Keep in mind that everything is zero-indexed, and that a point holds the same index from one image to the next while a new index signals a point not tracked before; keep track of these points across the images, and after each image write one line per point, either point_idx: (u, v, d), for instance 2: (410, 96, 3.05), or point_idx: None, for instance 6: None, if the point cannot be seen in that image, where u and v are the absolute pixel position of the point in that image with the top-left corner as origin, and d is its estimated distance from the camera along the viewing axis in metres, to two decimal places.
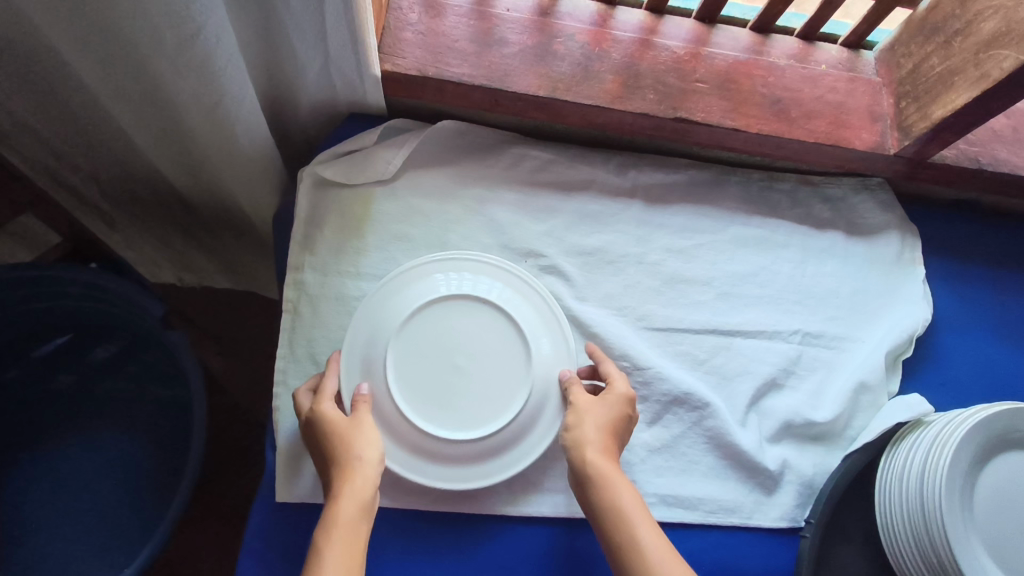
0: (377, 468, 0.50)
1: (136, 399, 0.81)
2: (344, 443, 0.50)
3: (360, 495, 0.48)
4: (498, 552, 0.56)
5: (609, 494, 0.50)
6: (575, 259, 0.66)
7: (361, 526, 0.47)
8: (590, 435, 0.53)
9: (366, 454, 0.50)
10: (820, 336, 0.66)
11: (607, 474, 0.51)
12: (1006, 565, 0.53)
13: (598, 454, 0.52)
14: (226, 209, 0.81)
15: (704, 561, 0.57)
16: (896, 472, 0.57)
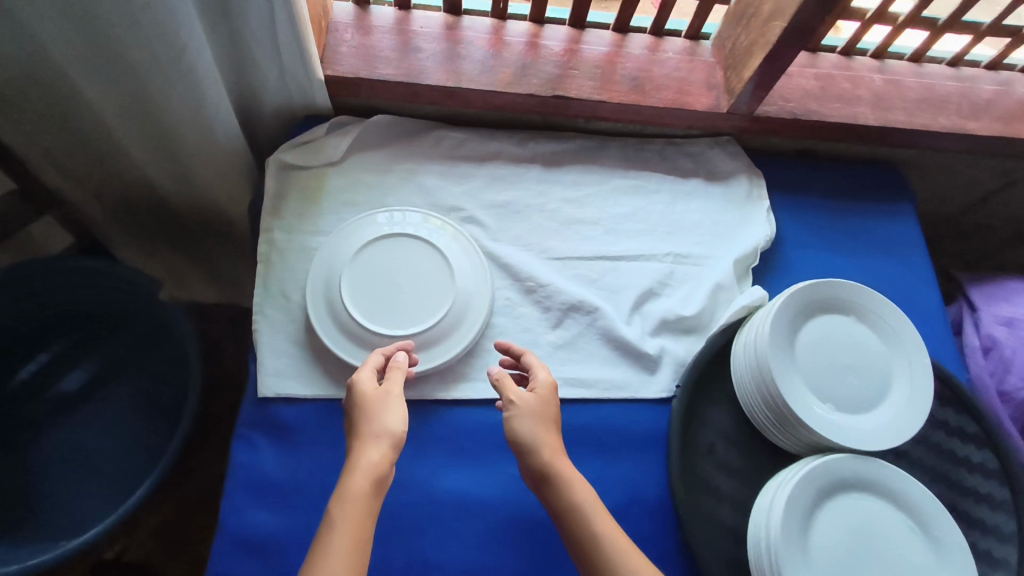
0: (393, 447, 0.57)
1: (139, 372, 0.95)
2: (372, 418, 0.59)
3: (378, 470, 0.55)
4: (444, 426, 0.72)
5: (571, 495, 0.57)
6: (489, 211, 0.84)
7: (375, 499, 0.54)
8: (545, 437, 0.61)
9: (388, 431, 0.58)
10: (688, 256, 0.84)
11: (568, 479, 0.58)
12: (827, 396, 0.69)
13: (554, 459, 0.60)
14: (208, 210, 0.97)
15: (600, 424, 0.74)
16: (741, 340, 0.74)
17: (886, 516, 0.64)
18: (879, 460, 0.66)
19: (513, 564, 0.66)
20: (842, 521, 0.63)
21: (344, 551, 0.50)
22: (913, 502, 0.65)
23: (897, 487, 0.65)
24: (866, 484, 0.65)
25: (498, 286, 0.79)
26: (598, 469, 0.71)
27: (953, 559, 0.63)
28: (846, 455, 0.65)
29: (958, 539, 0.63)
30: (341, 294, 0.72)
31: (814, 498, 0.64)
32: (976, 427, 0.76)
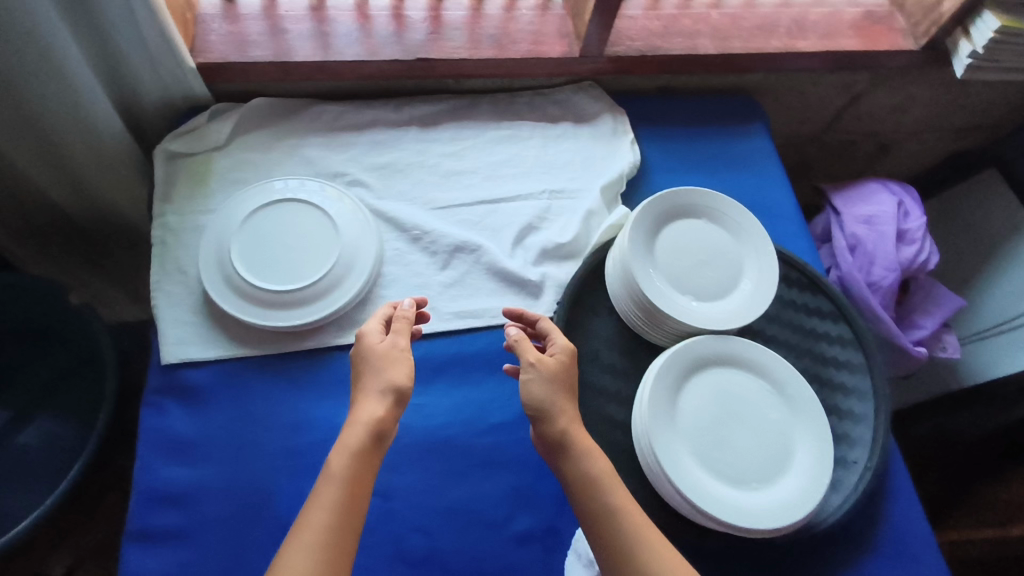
0: (393, 404, 0.62)
1: (55, 381, 0.95)
2: (380, 371, 0.63)
3: (377, 421, 0.60)
4: (346, 369, 0.76)
5: (581, 464, 0.61)
6: (372, 172, 0.90)
7: (371, 453, 0.59)
8: (557, 402, 0.64)
9: (392, 388, 0.62)
10: (563, 191, 0.90)
11: (582, 448, 0.62)
12: (683, 289, 0.77)
13: (569, 426, 0.63)
14: (110, 219, 0.99)
15: (493, 349, 0.79)
16: (611, 255, 0.80)
17: (745, 384, 0.72)
18: (734, 338, 0.73)
19: (419, 483, 0.70)
20: (706, 393, 0.70)
21: (332, 499, 0.55)
22: (769, 369, 0.73)
23: (754, 358, 0.73)
24: (725, 359, 0.73)
25: (387, 239, 0.84)
26: (495, 388, 0.77)
27: (804, 412, 0.71)
28: (704, 337, 0.72)
29: (807, 395, 0.71)
30: (233, 259, 0.77)
31: (679, 377, 0.71)
32: (831, 306, 0.84)
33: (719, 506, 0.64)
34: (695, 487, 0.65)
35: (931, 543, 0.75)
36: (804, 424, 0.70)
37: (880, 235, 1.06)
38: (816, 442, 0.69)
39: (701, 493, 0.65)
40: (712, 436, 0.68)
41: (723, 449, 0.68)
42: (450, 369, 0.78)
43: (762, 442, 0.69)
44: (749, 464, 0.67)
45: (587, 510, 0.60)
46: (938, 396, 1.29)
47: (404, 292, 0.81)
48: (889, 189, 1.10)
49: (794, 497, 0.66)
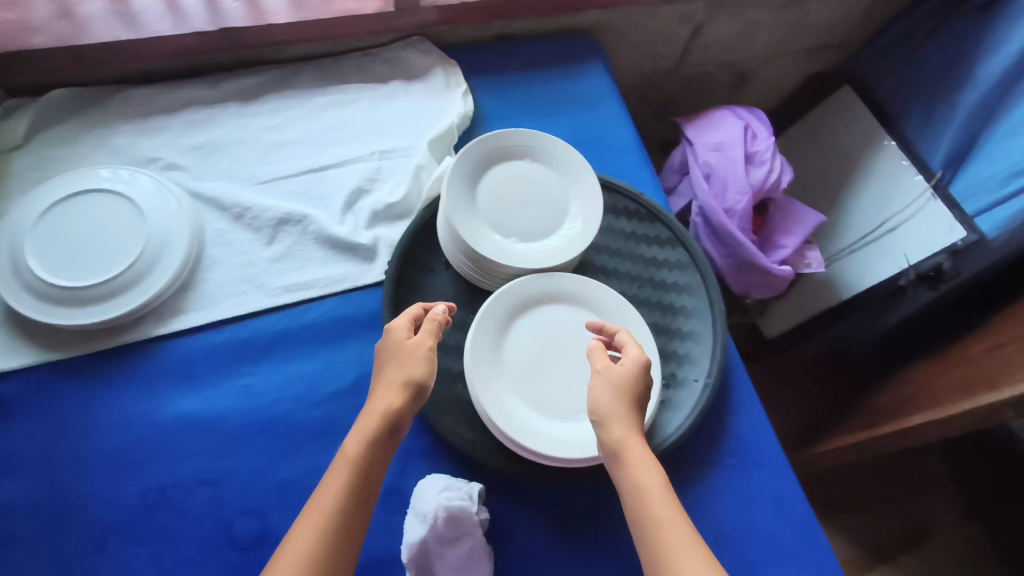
0: (410, 397, 0.58)
1: None
2: (394, 364, 0.60)
3: (389, 412, 0.57)
4: (167, 360, 0.73)
5: (634, 474, 0.55)
6: (189, 154, 0.85)
7: (383, 444, 0.56)
8: (612, 410, 0.58)
9: (409, 384, 0.58)
10: (393, 151, 0.88)
11: (637, 456, 0.56)
12: (511, 232, 0.75)
13: (623, 431, 0.57)
14: None
15: (325, 319, 0.77)
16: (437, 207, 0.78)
17: (573, 319, 0.72)
18: (559, 274, 0.72)
19: (250, 463, 0.69)
20: (531, 334, 0.71)
21: (342, 484, 0.53)
22: (595, 300, 0.73)
23: (581, 292, 0.73)
24: (552, 297, 0.73)
25: (207, 221, 0.81)
26: (327, 358, 0.75)
27: (633, 337, 0.71)
28: (528, 278, 0.72)
29: (634, 320, 0.71)
30: (29, 262, 0.72)
31: (504, 320, 0.70)
32: (668, 232, 0.85)
33: (543, 441, 0.64)
34: (519, 426, 0.64)
35: (775, 447, 0.77)
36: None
37: (730, 160, 1.07)
38: (644, 365, 0.69)
39: (524, 430, 0.64)
40: (539, 374, 0.68)
41: (550, 385, 0.68)
42: (280, 345, 0.75)
43: (590, 373, 0.69)
44: (577, 396, 0.67)
45: (641, 519, 0.53)
46: (820, 312, 1.34)
47: (227, 272, 0.78)
48: (736, 115, 1.12)
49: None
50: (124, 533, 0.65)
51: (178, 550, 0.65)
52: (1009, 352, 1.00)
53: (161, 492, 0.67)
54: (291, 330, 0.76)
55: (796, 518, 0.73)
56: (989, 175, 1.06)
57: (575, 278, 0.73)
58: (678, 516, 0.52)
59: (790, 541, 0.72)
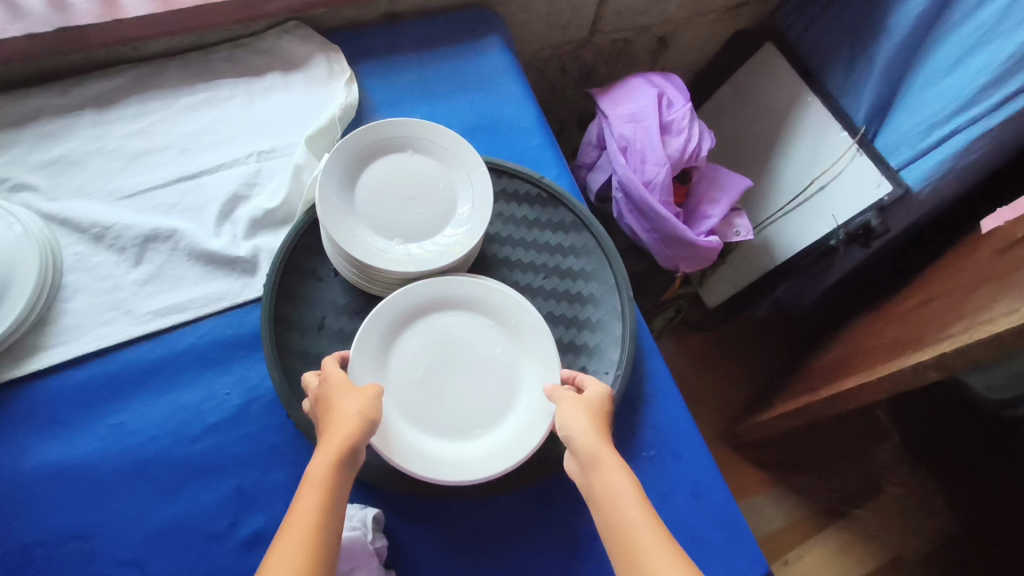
0: (368, 425, 0.56)
1: None
2: (342, 397, 0.57)
3: (346, 443, 0.54)
4: (27, 404, 0.66)
5: (611, 480, 0.54)
6: (41, 171, 0.76)
7: (347, 469, 0.53)
8: (586, 426, 0.57)
9: (364, 411, 0.56)
10: (273, 151, 0.81)
11: (612, 464, 0.55)
12: (396, 233, 0.70)
13: (596, 442, 0.56)
14: None
15: (204, 343, 0.71)
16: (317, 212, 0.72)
17: (466, 326, 0.68)
18: (450, 278, 0.67)
19: (125, 510, 0.63)
20: (424, 344, 0.67)
21: (314, 507, 0.50)
22: (490, 304, 0.68)
23: (477, 295, 0.68)
24: (444, 303, 0.68)
25: (65, 244, 0.73)
26: (209, 385, 0.69)
27: (530, 342, 0.67)
28: (419, 283, 0.66)
29: (533, 322, 0.67)
30: None
31: (392, 332, 0.66)
32: (572, 216, 0.80)
33: (435, 461, 0.61)
34: (410, 447, 0.61)
35: (693, 435, 0.73)
36: (530, 355, 0.67)
37: (646, 131, 1.02)
38: (542, 371, 0.66)
39: (414, 451, 0.61)
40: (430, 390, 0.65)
41: (442, 401, 0.65)
42: (155, 375, 0.69)
43: (483, 385, 0.66)
44: (470, 411, 0.65)
45: (617, 524, 0.51)
46: (760, 277, 1.31)
47: (90, 301, 0.71)
48: (650, 83, 1.07)
49: (516, 434, 0.63)
50: None
51: None
52: (936, 308, 0.98)
53: (24, 553, 0.61)
54: (166, 358, 0.69)
55: (716, 507, 0.70)
56: (916, 122, 1.01)
57: (469, 279, 0.68)
58: (650, 520, 0.51)
59: (709, 532, 0.69)
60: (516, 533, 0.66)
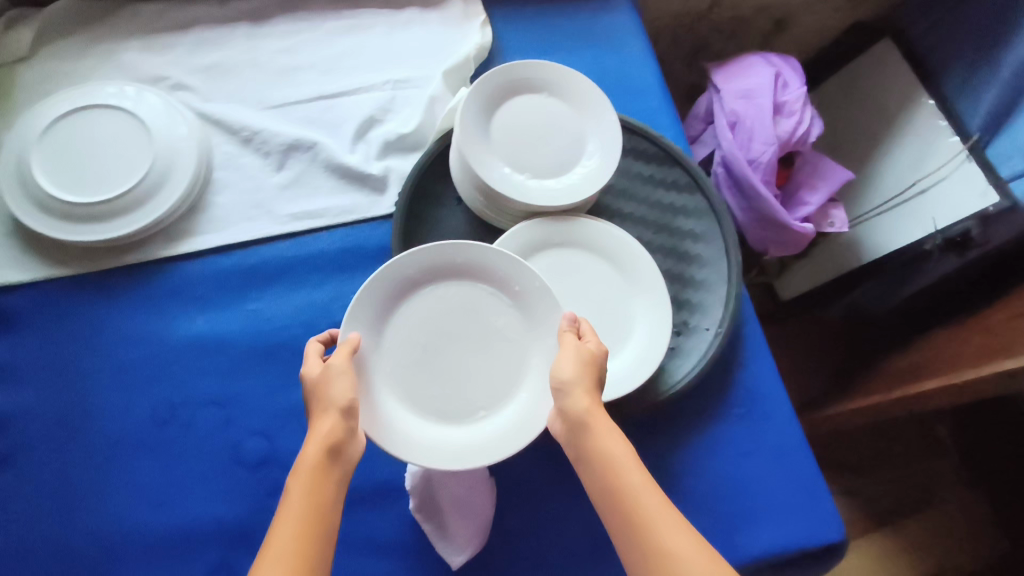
0: (348, 419, 0.53)
1: None
2: (320, 395, 0.54)
3: (320, 447, 0.51)
4: (177, 281, 0.73)
5: (603, 441, 0.53)
6: (198, 74, 0.82)
7: (326, 470, 0.50)
8: (578, 389, 0.55)
9: (342, 405, 0.53)
10: (408, 80, 0.84)
11: (604, 426, 0.54)
12: (525, 168, 0.73)
13: (587, 403, 0.55)
14: None
15: (335, 249, 0.76)
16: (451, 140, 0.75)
17: (462, 297, 0.66)
18: (440, 246, 0.64)
19: (258, 385, 0.70)
20: (426, 312, 0.65)
21: (297, 515, 0.48)
22: (490, 267, 0.65)
23: (476, 259, 0.65)
24: (438, 272, 0.65)
25: (216, 143, 0.79)
26: (336, 287, 0.75)
27: (534, 307, 0.64)
28: (408, 255, 0.63)
29: (538, 288, 0.64)
30: (31, 172, 0.70)
31: (392, 299, 0.63)
32: (687, 178, 0.82)
33: (427, 443, 0.60)
34: (401, 429, 0.59)
35: (782, 401, 0.76)
36: (534, 330, 0.65)
37: (758, 109, 1.02)
38: (546, 340, 0.63)
39: (406, 432, 0.59)
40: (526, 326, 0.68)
41: (440, 377, 0.63)
42: (289, 272, 0.75)
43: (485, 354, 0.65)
44: (474, 383, 0.64)
45: (612, 489, 0.51)
46: (848, 273, 1.29)
47: (236, 197, 0.77)
48: (767, 62, 1.06)
49: (525, 411, 0.62)
50: (135, 445, 0.67)
51: (192, 464, 0.67)
52: None
53: (171, 409, 0.68)
54: (299, 258, 0.75)
55: (797, 471, 0.74)
56: None
57: (463, 245, 0.64)
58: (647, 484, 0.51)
59: (787, 494, 0.73)
60: None
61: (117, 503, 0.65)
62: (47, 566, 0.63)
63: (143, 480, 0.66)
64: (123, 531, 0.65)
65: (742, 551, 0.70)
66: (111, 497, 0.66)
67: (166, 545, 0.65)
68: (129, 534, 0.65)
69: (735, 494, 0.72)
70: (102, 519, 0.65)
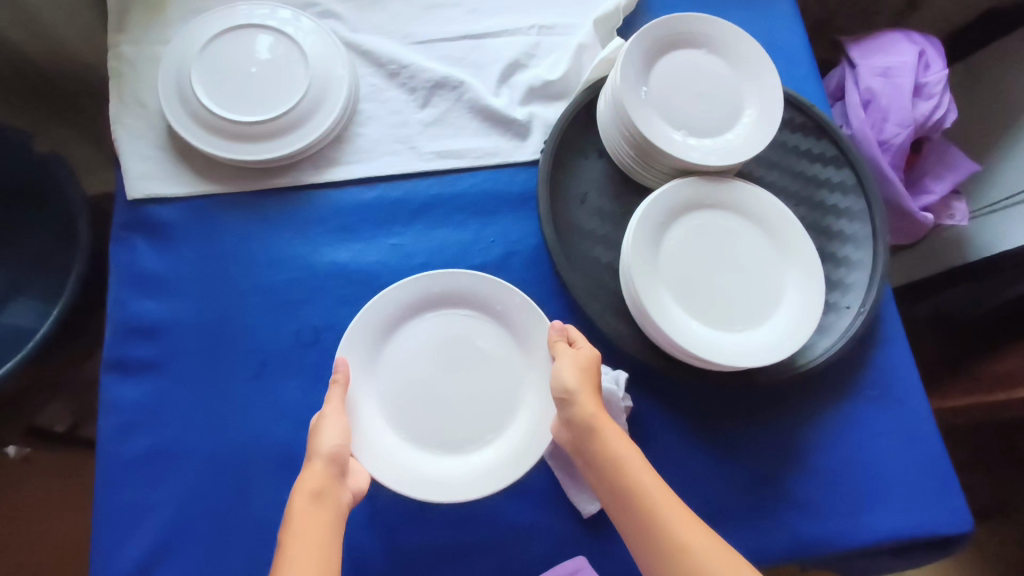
0: (336, 465, 0.56)
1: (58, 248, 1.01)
2: (312, 442, 0.57)
3: (315, 487, 0.53)
4: (322, 209, 0.73)
5: (610, 443, 0.57)
6: (346, 3, 0.81)
7: (326, 506, 0.53)
8: (583, 396, 0.59)
9: (327, 452, 0.56)
10: (554, 27, 0.83)
11: (611, 429, 0.58)
12: (682, 125, 0.71)
13: (591, 407, 0.59)
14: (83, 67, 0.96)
15: (475, 191, 0.75)
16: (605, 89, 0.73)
17: (448, 324, 0.68)
18: (415, 280, 0.66)
19: None
20: (414, 343, 0.67)
21: (303, 548, 0.49)
22: (471, 294, 0.67)
23: (457, 289, 0.67)
24: (420, 305, 0.67)
25: (362, 75, 0.78)
26: (476, 230, 0.74)
27: (523, 328, 0.67)
28: (384, 294, 0.65)
29: (518, 304, 0.66)
30: (191, 86, 0.71)
31: (380, 333, 0.66)
32: (835, 151, 0.79)
33: (421, 475, 0.62)
34: (397, 464, 0.62)
35: (917, 387, 0.74)
36: (522, 351, 0.67)
37: (897, 88, 0.97)
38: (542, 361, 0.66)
39: (399, 465, 0.62)
40: (674, 283, 0.67)
41: (435, 409, 0.65)
42: (431, 210, 0.74)
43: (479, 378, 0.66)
44: (467, 410, 0.65)
45: (626, 488, 0.55)
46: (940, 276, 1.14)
47: (381, 130, 0.76)
48: (910, 40, 1.00)
49: (527, 428, 0.64)
50: (277, 364, 0.68)
51: None
52: None
53: (315, 333, 0.69)
54: (442, 197, 0.75)
55: (930, 460, 0.71)
56: None
57: (443, 275, 0.67)
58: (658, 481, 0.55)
59: (920, 481, 0.70)
60: (736, 431, 0.70)
61: (260, 419, 0.66)
62: (193, 472, 0.64)
63: (285, 401, 0.67)
64: (266, 447, 0.65)
65: (871, 533, 0.68)
66: (252, 412, 0.66)
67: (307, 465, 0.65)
68: (270, 451, 0.65)
69: (863, 475, 0.70)
70: (246, 433, 0.66)
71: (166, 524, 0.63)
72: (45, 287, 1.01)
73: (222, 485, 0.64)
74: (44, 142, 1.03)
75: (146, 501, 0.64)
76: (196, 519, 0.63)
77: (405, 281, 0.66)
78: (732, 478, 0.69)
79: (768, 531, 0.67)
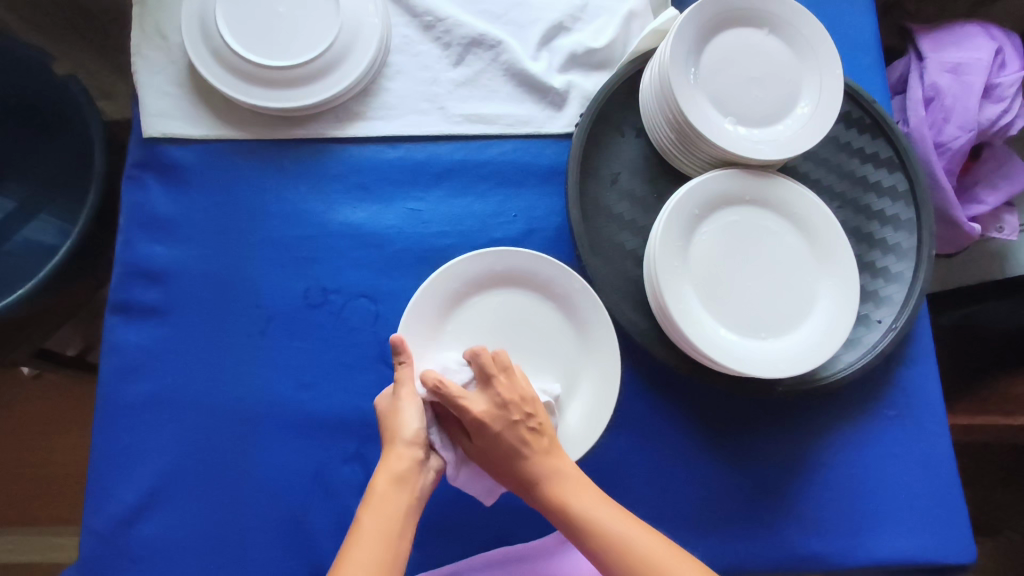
0: (419, 447, 0.55)
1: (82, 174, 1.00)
2: (392, 424, 0.55)
3: (394, 476, 0.52)
4: (341, 164, 0.70)
5: (623, 540, 0.52)
6: None
7: (406, 496, 0.52)
8: (513, 468, 0.55)
9: (409, 436, 0.54)
10: None
11: (627, 531, 0.52)
12: (729, 111, 0.66)
13: (602, 511, 0.54)
14: None
15: (503, 161, 0.72)
16: (650, 64, 0.67)
17: (505, 303, 0.66)
18: (477, 256, 0.64)
19: (407, 286, 0.69)
20: (482, 320, 0.65)
21: (373, 542, 0.49)
22: (527, 275, 0.65)
23: (518, 267, 0.65)
24: (482, 281, 0.65)
25: (395, 24, 0.74)
26: (500, 203, 0.71)
27: (580, 312, 0.65)
28: (454, 269, 0.63)
29: (576, 288, 0.65)
30: (217, 22, 0.66)
31: (444, 310, 0.64)
32: (890, 153, 0.74)
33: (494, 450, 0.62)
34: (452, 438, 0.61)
35: (940, 412, 0.71)
36: (571, 322, 0.66)
37: (965, 87, 0.88)
38: (599, 344, 0.65)
39: None
40: (701, 283, 0.63)
41: None
42: (454, 176, 0.71)
43: (545, 350, 0.65)
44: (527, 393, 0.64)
45: None
46: (971, 286, 1.00)
47: (410, 87, 0.72)
48: (988, 35, 0.92)
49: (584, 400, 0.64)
50: (284, 322, 0.67)
51: (339, 353, 0.66)
52: None
53: (323, 294, 0.67)
54: (467, 163, 0.71)
55: (943, 488, 0.69)
56: None
57: (505, 252, 0.64)
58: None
59: (928, 508, 0.68)
60: (743, 440, 0.68)
61: (266, 375, 0.65)
62: (193, 421, 0.64)
63: (289, 360, 0.66)
64: (266, 404, 0.65)
65: (870, 556, 0.67)
66: (255, 368, 0.66)
67: (308, 426, 0.65)
68: (271, 409, 0.65)
69: (867, 496, 0.68)
70: (249, 388, 0.65)
71: (163, 470, 0.63)
72: (64, 210, 1.00)
73: (221, 438, 0.64)
74: (61, 65, 0.99)
75: (145, 447, 0.64)
76: (193, 469, 0.63)
77: (476, 254, 0.64)
78: (732, 485, 0.67)
79: (762, 542, 0.66)
